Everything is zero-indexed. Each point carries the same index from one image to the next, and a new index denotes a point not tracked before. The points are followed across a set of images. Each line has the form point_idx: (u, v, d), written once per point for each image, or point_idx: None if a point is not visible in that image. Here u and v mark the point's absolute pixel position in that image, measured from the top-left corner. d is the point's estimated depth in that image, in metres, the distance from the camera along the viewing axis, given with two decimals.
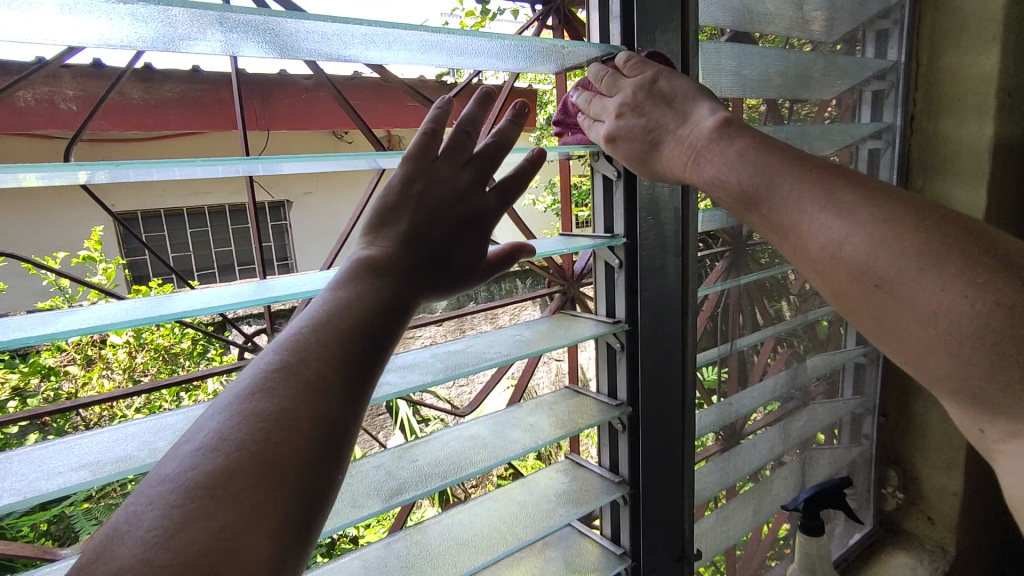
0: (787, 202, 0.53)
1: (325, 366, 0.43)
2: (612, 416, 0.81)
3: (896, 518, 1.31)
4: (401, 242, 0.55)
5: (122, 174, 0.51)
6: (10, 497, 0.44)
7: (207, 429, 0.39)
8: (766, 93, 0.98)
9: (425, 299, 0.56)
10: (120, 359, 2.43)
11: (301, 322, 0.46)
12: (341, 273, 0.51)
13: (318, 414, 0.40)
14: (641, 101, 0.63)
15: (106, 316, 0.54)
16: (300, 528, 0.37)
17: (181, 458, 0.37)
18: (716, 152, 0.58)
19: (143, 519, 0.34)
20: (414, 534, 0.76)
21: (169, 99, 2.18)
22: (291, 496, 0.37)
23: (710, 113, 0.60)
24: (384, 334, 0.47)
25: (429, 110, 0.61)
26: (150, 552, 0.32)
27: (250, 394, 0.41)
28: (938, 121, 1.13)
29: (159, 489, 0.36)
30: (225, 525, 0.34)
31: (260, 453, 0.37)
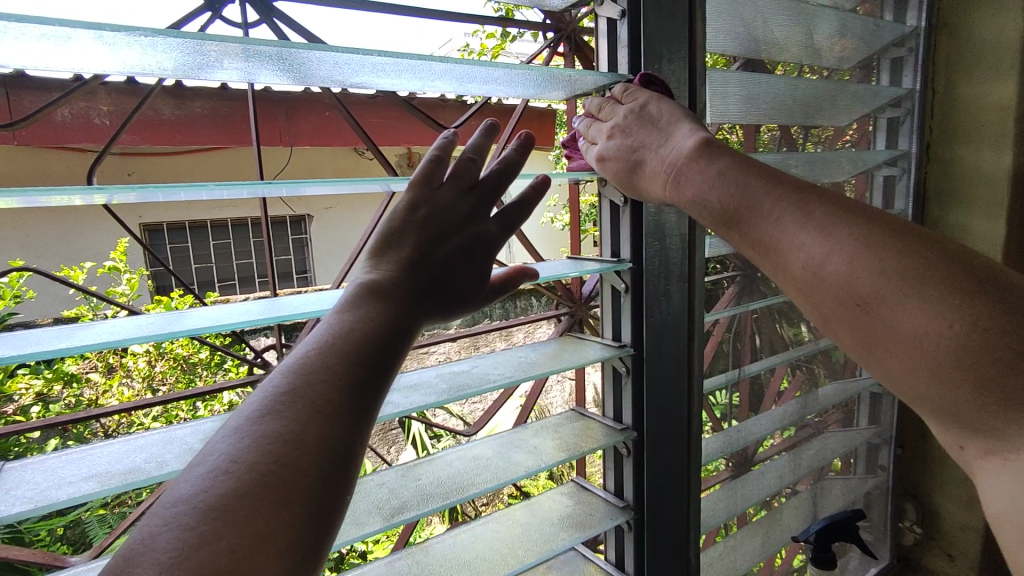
0: (766, 221, 0.54)
1: (330, 389, 0.44)
2: (617, 440, 0.81)
3: (915, 553, 1.27)
4: (406, 266, 0.57)
5: (138, 196, 0.53)
6: (22, 505, 0.45)
7: (217, 452, 0.40)
8: (779, 119, 0.98)
9: (430, 321, 0.57)
10: (140, 367, 2.48)
11: (306, 345, 0.47)
12: (346, 297, 0.52)
13: (324, 436, 0.41)
14: (630, 124, 0.66)
15: (120, 332, 0.56)
16: (308, 549, 0.38)
17: (193, 481, 0.38)
18: (695, 170, 0.59)
19: (158, 541, 0.34)
20: (416, 554, 0.76)
21: (197, 116, 2.26)
22: (298, 517, 0.38)
23: (688, 134, 0.62)
24: (387, 356, 0.48)
25: (436, 138, 0.63)
26: (165, 574, 0.32)
27: (258, 417, 0.42)
28: (954, 148, 1.13)
29: (173, 509, 0.36)
30: (236, 547, 0.34)
31: (268, 474, 0.38)
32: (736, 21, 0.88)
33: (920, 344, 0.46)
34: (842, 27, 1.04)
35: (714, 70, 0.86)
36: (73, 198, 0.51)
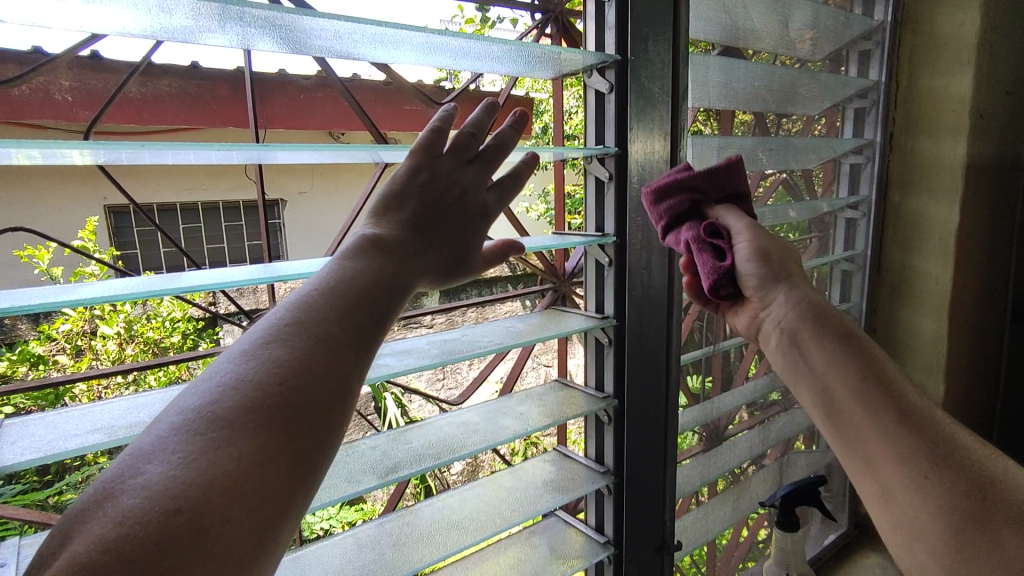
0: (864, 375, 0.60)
1: (334, 325, 0.45)
2: (599, 406, 0.85)
3: (871, 521, 1.36)
4: (403, 225, 0.59)
5: (139, 154, 0.54)
6: (31, 454, 0.47)
7: (224, 372, 0.41)
8: (754, 106, 1.02)
9: (426, 280, 0.59)
10: (109, 350, 2.42)
11: (311, 283, 0.48)
12: (347, 246, 0.54)
13: (328, 368, 0.43)
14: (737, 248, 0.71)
15: (121, 289, 0.57)
16: (308, 467, 0.40)
17: (200, 394, 0.39)
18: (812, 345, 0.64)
19: (166, 444, 0.36)
20: (405, 516, 0.78)
21: (167, 94, 2.20)
22: (302, 438, 0.39)
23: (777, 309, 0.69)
24: (387, 304, 0.50)
25: (435, 112, 0.65)
26: (175, 471, 0.35)
27: (264, 342, 0.43)
28: (915, 138, 1.18)
29: (180, 417, 0.38)
30: (243, 454, 0.36)
31: (276, 396, 0.39)
32: (718, 9, 0.92)
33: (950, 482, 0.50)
34: (814, 19, 1.08)
35: (695, 54, 0.90)
36: (73, 154, 0.53)
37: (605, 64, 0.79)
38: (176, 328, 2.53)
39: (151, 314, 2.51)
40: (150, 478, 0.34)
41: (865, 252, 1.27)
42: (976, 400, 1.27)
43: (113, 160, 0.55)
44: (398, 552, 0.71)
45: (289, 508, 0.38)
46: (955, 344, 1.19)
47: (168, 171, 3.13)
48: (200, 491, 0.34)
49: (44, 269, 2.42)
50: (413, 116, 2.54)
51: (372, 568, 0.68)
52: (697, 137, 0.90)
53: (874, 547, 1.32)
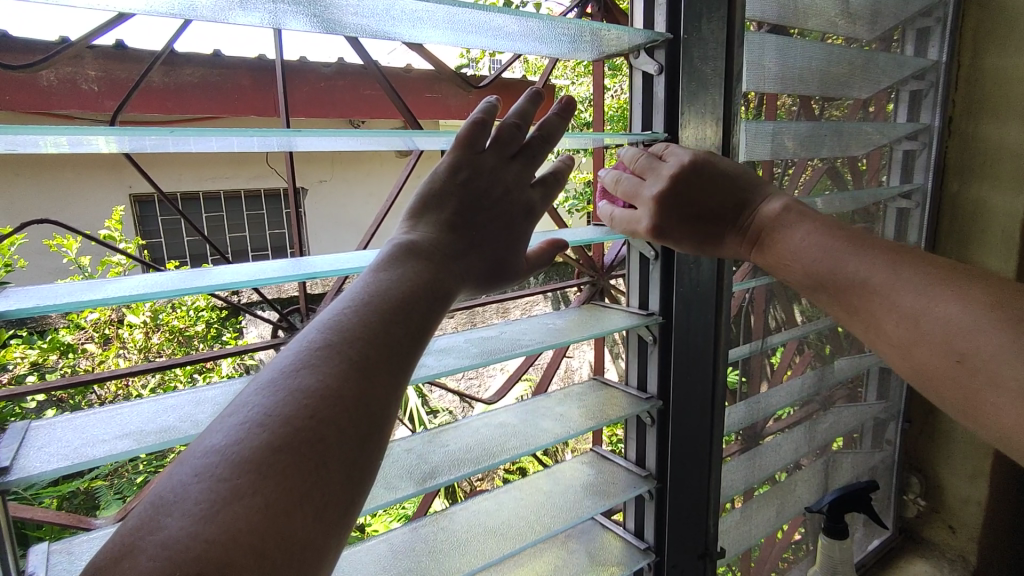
0: (861, 287, 0.56)
1: (369, 345, 0.41)
2: (642, 409, 0.80)
3: (916, 525, 1.31)
4: (441, 230, 0.56)
5: (168, 141, 0.50)
6: (57, 462, 0.44)
7: (252, 405, 0.37)
8: (806, 91, 0.96)
9: (467, 286, 0.56)
10: (136, 339, 2.44)
11: (343, 300, 0.45)
12: (382, 256, 0.50)
13: (362, 395, 0.39)
14: (681, 192, 0.66)
15: (149, 286, 0.53)
16: (344, 509, 0.36)
17: (225, 433, 0.35)
18: (784, 236, 0.63)
19: (188, 492, 0.32)
20: (439, 520, 0.75)
21: (188, 83, 2.19)
22: (334, 478, 0.36)
23: (768, 199, 0.66)
24: (425, 317, 0.46)
25: (479, 103, 0.61)
26: (197, 526, 0.31)
27: (294, 369, 0.39)
28: (977, 123, 1.11)
29: (204, 459, 0.34)
30: (270, 502, 0.32)
31: (305, 430, 0.36)
32: None
33: None
34: None
35: (750, 33, 0.85)
36: (99, 141, 0.49)
37: (654, 44, 0.73)
38: (200, 317, 2.55)
39: (175, 303, 2.53)
40: (170, 536, 0.30)
41: (918, 244, 1.19)
42: None
43: (140, 147, 0.52)
44: (435, 560, 0.68)
45: (322, 560, 0.34)
46: None
47: (191, 160, 3.13)
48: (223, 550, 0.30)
49: (72, 258, 2.44)
50: (435, 104, 2.50)
51: None
52: (750, 122, 0.84)
53: (921, 553, 1.27)
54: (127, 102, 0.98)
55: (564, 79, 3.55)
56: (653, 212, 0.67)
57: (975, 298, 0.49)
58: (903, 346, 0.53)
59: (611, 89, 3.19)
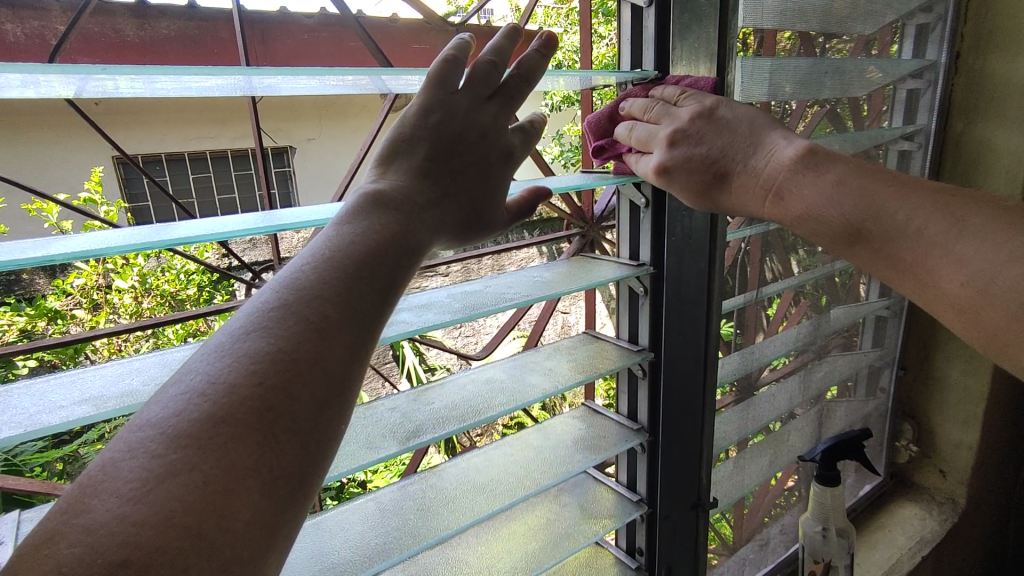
0: (915, 238, 0.52)
1: (327, 305, 0.38)
2: (633, 361, 0.78)
3: (908, 470, 1.32)
4: (410, 178, 0.52)
5: (104, 81, 0.45)
6: (10, 430, 0.42)
7: (196, 372, 0.35)
8: (808, 25, 0.90)
9: (441, 238, 0.52)
10: (127, 304, 2.41)
11: (303, 257, 0.42)
12: (347, 208, 0.47)
13: (319, 358, 0.36)
14: (699, 129, 0.63)
15: (101, 238, 0.49)
16: (299, 481, 0.34)
17: (164, 404, 0.33)
18: (805, 182, 0.58)
19: (120, 470, 0.30)
20: (428, 478, 0.74)
21: (165, 37, 2.10)
22: (286, 448, 0.33)
23: (786, 142, 0.61)
24: (393, 273, 0.43)
25: (450, 40, 0.56)
26: (126, 507, 0.29)
27: (245, 332, 0.36)
28: (986, 57, 1.05)
29: (139, 434, 0.32)
30: (209, 479, 0.30)
31: (253, 398, 0.33)
32: None
33: None
34: None
35: None
36: (29, 87, 0.44)
37: None
38: (190, 281, 2.53)
39: (165, 267, 2.49)
40: (97, 519, 0.28)
41: None
42: None
43: (78, 89, 0.47)
44: (422, 518, 0.68)
45: (275, 535, 0.32)
46: None
47: (172, 118, 3.03)
48: (154, 534, 0.28)
49: (55, 223, 2.39)
50: (423, 55, 2.40)
51: (394, 536, 0.65)
52: (745, 58, 0.79)
53: (911, 497, 1.28)
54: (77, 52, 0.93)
55: (557, 27, 3.44)
56: (664, 151, 0.63)
57: None
58: (969, 308, 0.49)
59: (606, 37, 3.10)
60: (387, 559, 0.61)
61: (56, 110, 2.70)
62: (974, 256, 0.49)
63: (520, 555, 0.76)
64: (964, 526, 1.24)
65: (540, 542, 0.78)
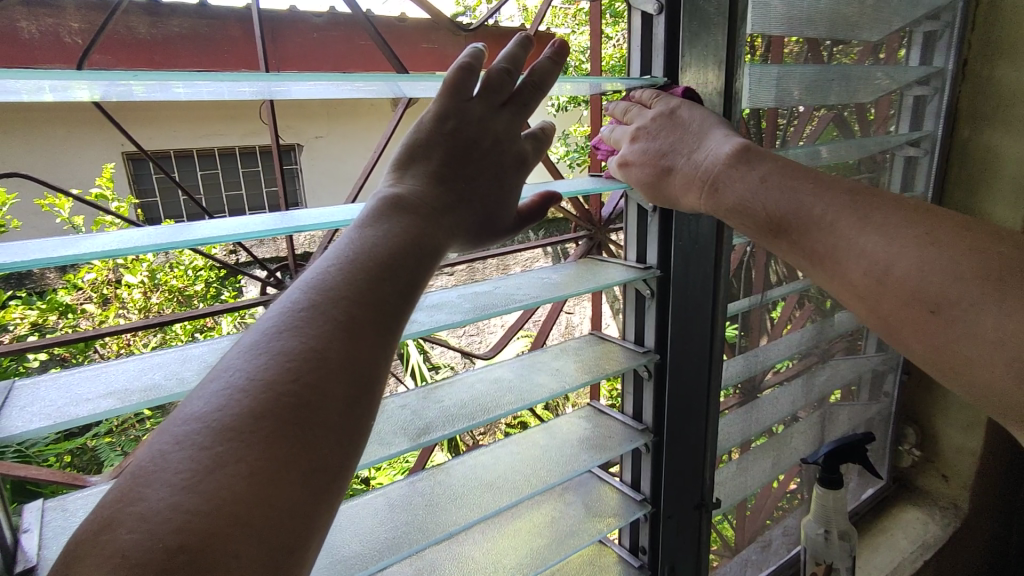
0: (826, 230, 0.54)
1: (354, 305, 0.39)
2: (639, 363, 0.79)
3: (911, 475, 1.32)
4: (426, 182, 0.53)
5: (131, 86, 0.46)
6: (40, 421, 0.43)
7: (233, 371, 0.36)
8: (816, 31, 0.91)
9: (457, 240, 0.54)
10: (135, 299, 2.45)
11: (327, 258, 0.43)
12: (368, 211, 0.48)
13: (349, 356, 0.37)
14: (656, 127, 0.67)
15: (126, 238, 0.51)
16: (333, 473, 0.35)
17: (207, 399, 0.35)
18: (738, 177, 0.61)
19: (169, 462, 0.32)
20: (436, 474, 0.75)
21: (176, 35, 2.12)
22: (321, 442, 0.35)
23: (724, 140, 0.63)
24: (414, 274, 0.44)
25: (464, 48, 0.57)
26: (178, 496, 0.30)
27: (277, 332, 0.38)
28: (992, 65, 1.06)
29: (185, 427, 0.34)
30: (254, 470, 0.32)
31: (289, 394, 0.35)
32: None
33: (1005, 355, 0.44)
34: None
35: None
36: (57, 90, 0.45)
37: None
38: (199, 277, 2.56)
39: (173, 263, 2.52)
40: (151, 507, 0.30)
41: (925, 193, 1.16)
42: None
43: (105, 92, 0.48)
44: (431, 513, 0.69)
45: (314, 523, 0.33)
46: None
47: (183, 116, 3.08)
48: (208, 521, 0.30)
49: (66, 218, 2.41)
50: (432, 55, 2.42)
51: (403, 530, 0.66)
52: (754, 65, 0.80)
53: (913, 501, 1.29)
54: (96, 49, 0.93)
55: (565, 28, 3.46)
56: (629, 147, 0.70)
57: (947, 244, 0.48)
58: (869, 295, 0.52)
59: (612, 38, 3.12)
60: (396, 553, 0.63)
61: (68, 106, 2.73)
62: (872, 242, 0.51)
63: (525, 552, 0.77)
64: (967, 531, 1.24)
65: (545, 539, 0.79)
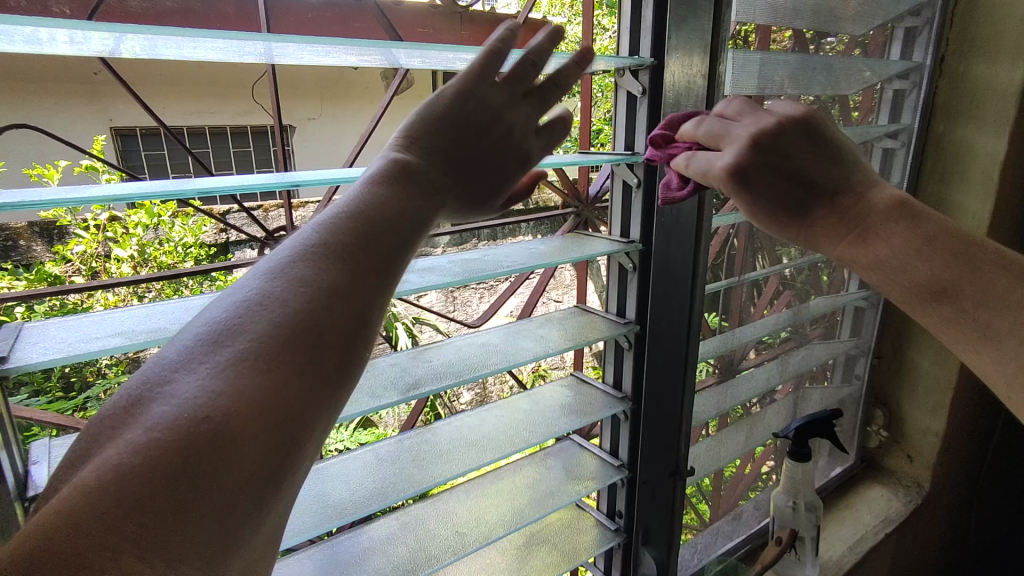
0: (1008, 305, 0.52)
1: (360, 248, 0.43)
2: (620, 332, 0.83)
3: (878, 455, 1.38)
4: (432, 149, 0.56)
5: (138, 39, 0.48)
6: (52, 354, 0.46)
7: (251, 289, 0.40)
8: (800, 22, 0.94)
9: (448, 209, 0.57)
10: (125, 272, 2.45)
11: (336, 206, 0.46)
12: (374, 171, 0.51)
13: (352, 293, 0.41)
14: (782, 142, 0.62)
15: (129, 186, 0.52)
16: (332, 389, 0.39)
17: (226, 308, 0.39)
18: (897, 232, 0.58)
19: (195, 357, 0.36)
20: (424, 433, 0.79)
21: (169, 9, 2.10)
22: (324, 361, 0.38)
23: (878, 189, 0.62)
24: (413, 231, 0.47)
25: (496, 29, 0.59)
26: (206, 381, 0.35)
27: (291, 261, 0.41)
28: (968, 61, 1.10)
29: (208, 329, 0.38)
30: (270, 368, 0.36)
31: (301, 315, 0.38)
32: None
33: None
34: None
35: None
36: (69, 40, 0.47)
37: None
38: (188, 254, 2.56)
39: (163, 238, 2.52)
40: (183, 389, 0.35)
41: (901, 184, 1.21)
42: None
43: (116, 44, 0.50)
44: (418, 467, 0.72)
45: (312, 431, 0.37)
46: None
47: (174, 93, 3.07)
48: (228, 402, 0.34)
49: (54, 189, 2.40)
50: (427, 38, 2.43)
51: (390, 482, 0.70)
52: (738, 51, 0.83)
53: (879, 479, 1.35)
54: (99, 10, 0.95)
55: (561, 17, 3.49)
56: (740, 151, 0.62)
57: None
58: None
59: (608, 29, 3.15)
60: (383, 501, 0.66)
61: (56, 77, 2.70)
62: None
63: (507, 509, 0.81)
64: (928, 509, 1.30)
65: (526, 498, 0.83)
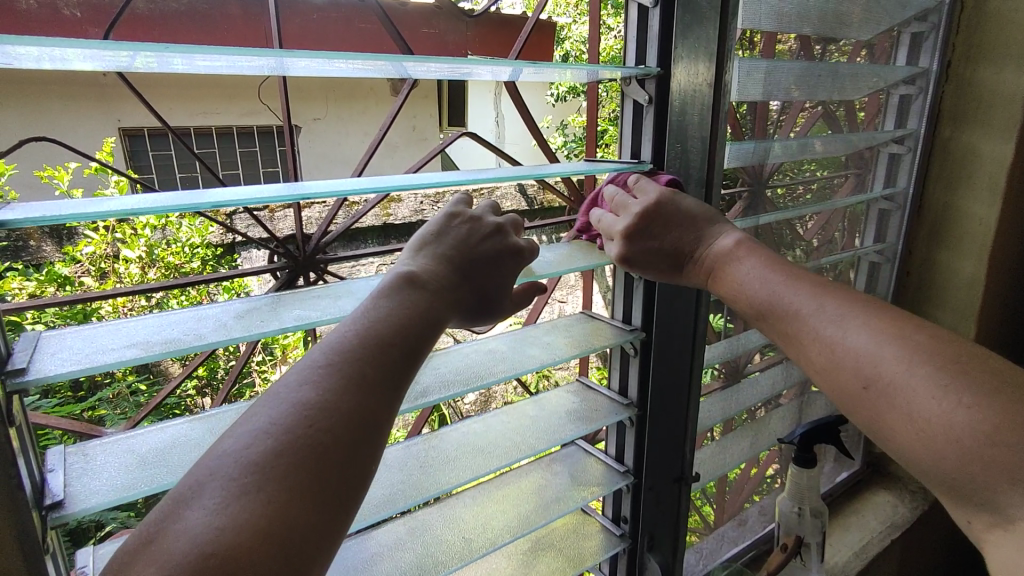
0: (794, 318, 0.63)
1: (365, 364, 0.43)
2: (626, 339, 0.83)
3: (884, 460, 1.39)
4: (437, 261, 0.58)
5: (151, 55, 0.48)
6: (70, 366, 0.47)
7: (261, 416, 0.40)
8: (805, 30, 0.94)
9: (457, 316, 0.57)
10: (132, 273, 2.47)
11: (344, 322, 0.46)
12: (381, 284, 0.52)
13: (358, 407, 0.41)
14: (653, 227, 0.71)
15: (140, 199, 0.53)
16: (340, 508, 0.38)
17: (236, 438, 0.39)
18: (734, 268, 0.69)
19: (206, 487, 0.36)
20: (431, 439, 0.79)
21: (175, 12, 2.12)
22: (331, 479, 0.38)
23: (723, 234, 0.72)
24: (419, 341, 0.48)
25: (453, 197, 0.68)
26: (214, 518, 0.35)
27: (298, 385, 0.41)
28: (974, 68, 1.10)
29: (219, 460, 0.38)
30: (274, 498, 0.36)
31: (305, 437, 0.38)
32: None
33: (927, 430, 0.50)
34: None
35: None
36: (85, 57, 0.48)
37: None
38: (195, 254, 2.58)
39: (170, 239, 2.54)
40: (193, 527, 0.34)
41: (907, 189, 1.20)
42: (1002, 334, 1.28)
43: (129, 60, 0.50)
44: (425, 474, 0.73)
45: (322, 552, 0.36)
46: (988, 290, 1.17)
47: (182, 94, 3.09)
48: (233, 535, 0.34)
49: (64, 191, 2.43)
50: (432, 40, 2.43)
51: (399, 488, 0.71)
52: (743, 59, 0.83)
53: (885, 485, 1.35)
54: (117, 21, 0.96)
55: (566, 17, 3.51)
56: (622, 245, 0.72)
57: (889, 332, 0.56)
58: (824, 372, 0.59)
59: (613, 29, 3.16)
60: (393, 508, 0.67)
61: (65, 79, 2.73)
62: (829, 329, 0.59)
63: (512, 515, 0.82)
64: (934, 514, 1.31)
65: (533, 504, 0.84)
